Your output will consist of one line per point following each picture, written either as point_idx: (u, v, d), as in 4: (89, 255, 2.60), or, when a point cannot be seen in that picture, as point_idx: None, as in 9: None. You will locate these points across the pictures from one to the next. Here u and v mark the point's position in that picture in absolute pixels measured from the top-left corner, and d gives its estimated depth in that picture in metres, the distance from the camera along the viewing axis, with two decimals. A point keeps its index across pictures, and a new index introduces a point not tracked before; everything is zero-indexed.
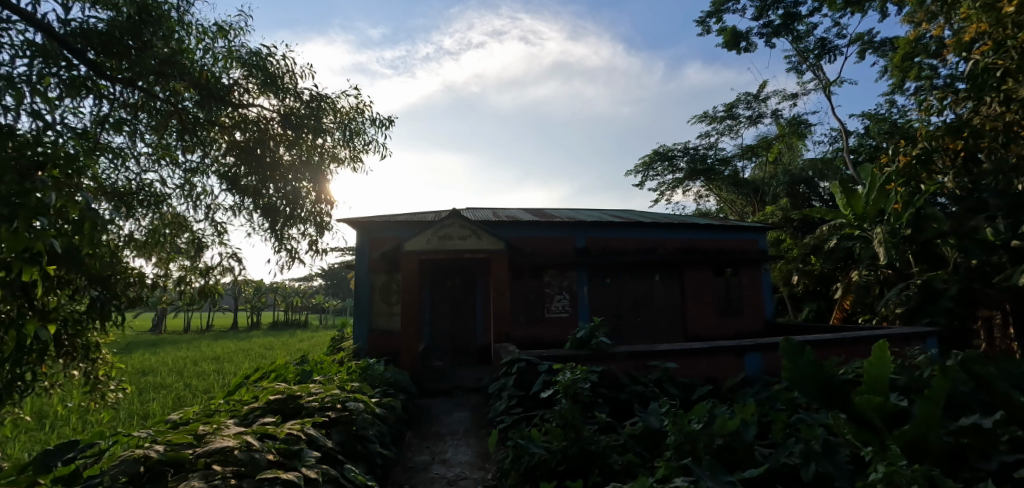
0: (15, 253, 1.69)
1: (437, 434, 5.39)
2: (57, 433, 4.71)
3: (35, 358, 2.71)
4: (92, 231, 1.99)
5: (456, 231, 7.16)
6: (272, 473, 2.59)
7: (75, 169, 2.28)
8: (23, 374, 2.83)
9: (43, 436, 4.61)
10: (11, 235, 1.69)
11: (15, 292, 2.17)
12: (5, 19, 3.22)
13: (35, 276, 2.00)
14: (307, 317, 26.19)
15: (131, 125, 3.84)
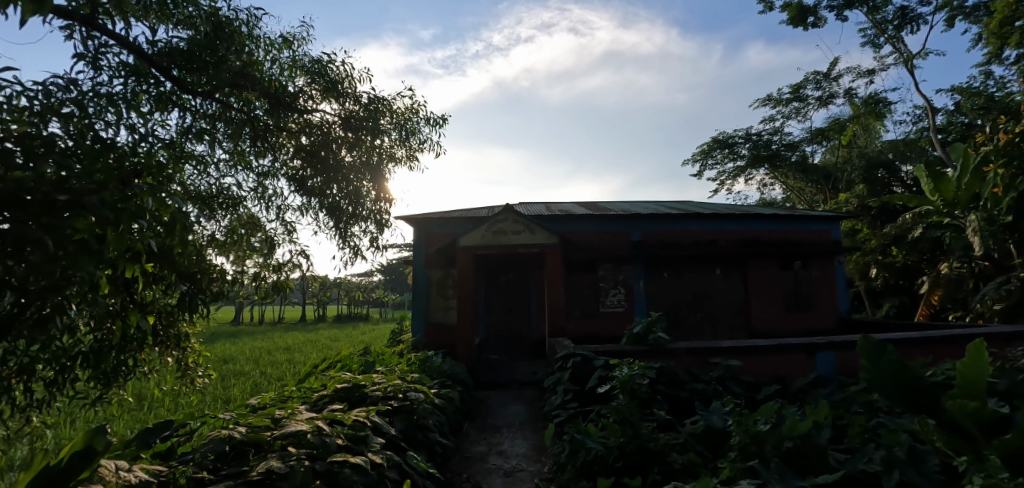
0: (121, 252, 1.94)
1: (493, 426, 5.47)
2: (154, 413, 5.21)
3: (137, 346, 3.02)
4: (183, 231, 2.20)
5: (509, 226, 7.22)
6: (343, 455, 2.75)
7: (166, 176, 2.51)
8: (126, 360, 3.16)
9: (143, 416, 5.12)
10: (117, 235, 1.94)
11: (120, 287, 2.42)
12: (104, 43, 3.57)
13: (135, 273, 2.22)
14: (368, 311, 27.32)
15: (210, 134, 4.15)
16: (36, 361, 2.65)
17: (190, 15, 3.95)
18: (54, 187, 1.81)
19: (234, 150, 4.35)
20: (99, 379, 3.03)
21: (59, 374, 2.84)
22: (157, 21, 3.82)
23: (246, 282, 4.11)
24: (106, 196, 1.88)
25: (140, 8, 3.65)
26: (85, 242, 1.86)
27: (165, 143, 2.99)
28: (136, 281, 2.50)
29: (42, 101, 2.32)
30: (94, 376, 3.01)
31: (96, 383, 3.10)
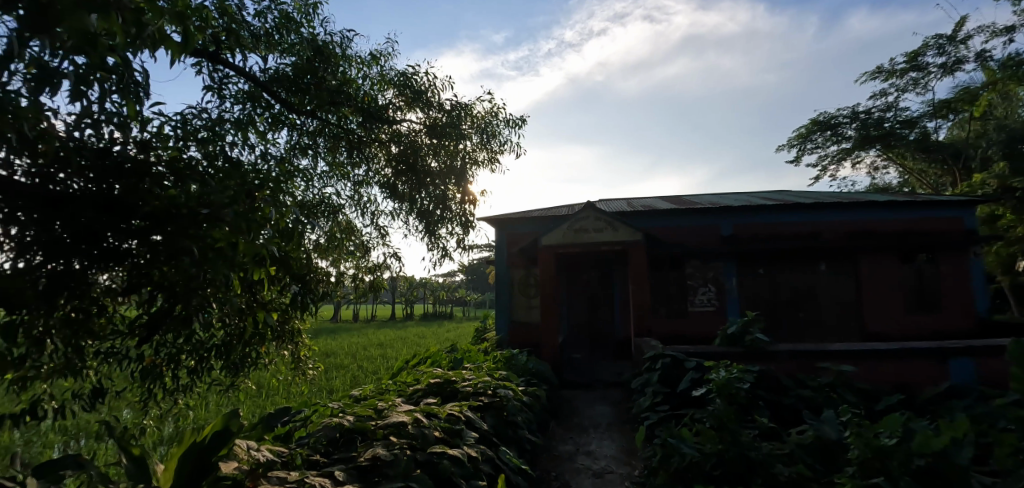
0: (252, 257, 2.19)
1: (580, 425, 5.44)
2: (271, 401, 5.81)
3: (258, 340, 3.39)
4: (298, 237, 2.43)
5: (591, 224, 7.13)
6: (441, 448, 2.92)
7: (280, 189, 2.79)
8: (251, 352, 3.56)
9: (262, 403, 5.73)
10: (250, 242, 2.21)
11: (247, 288, 2.74)
12: (225, 74, 4.04)
13: (262, 276, 2.50)
14: (452, 308, 28.34)
15: (313, 149, 4.55)
16: (180, 352, 3.04)
17: (293, 42, 4.33)
18: (191, 200, 2.15)
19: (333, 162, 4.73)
20: (228, 369, 3.42)
21: (198, 365, 3.23)
22: (268, 50, 4.24)
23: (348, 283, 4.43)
24: (237, 207, 2.15)
25: (253, 41, 4.07)
26: (222, 247, 2.12)
27: (276, 159, 3.32)
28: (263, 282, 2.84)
29: (183, 130, 2.68)
30: (224, 366, 3.38)
31: (226, 372, 3.49)
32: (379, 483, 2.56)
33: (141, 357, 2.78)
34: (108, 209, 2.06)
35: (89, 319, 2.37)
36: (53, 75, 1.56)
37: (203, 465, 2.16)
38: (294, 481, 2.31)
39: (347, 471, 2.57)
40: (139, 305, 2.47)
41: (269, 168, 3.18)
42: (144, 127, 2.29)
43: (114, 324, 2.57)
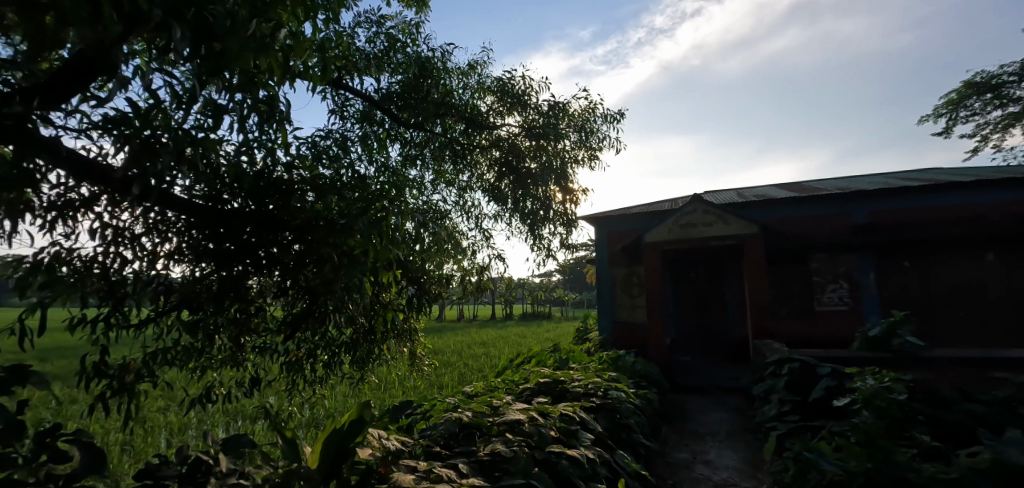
0: (382, 260, 2.38)
1: (696, 432, 5.13)
2: (390, 395, 6.28)
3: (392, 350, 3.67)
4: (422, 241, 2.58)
5: (699, 218, 6.74)
6: (560, 448, 2.97)
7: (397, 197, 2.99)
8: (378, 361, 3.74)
9: (383, 396, 6.20)
10: (381, 247, 2.40)
11: (382, 292, 3.02)
12: (344, 97, 4.42)
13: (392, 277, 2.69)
14: (551, 308, 28.48)
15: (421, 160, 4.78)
16: (316, 348, 3.24)
17: (400, 61, 4.58)
18: (335, 213, 2.44)
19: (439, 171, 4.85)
20: (356, 365, 3.47)
21: (330, 361, 3.35)
22: (379, 72, 4.57)
23: (459, 286, 4.24)
24: (370, 216, 2.39)
25: (366, 64, 4.41)
26: (359, 253, 2.38)
27: (390, 171, 3.56)
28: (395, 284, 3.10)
29: (313, 150, 2.92)
30: (352, 361, 3.45)
31: (353, 369, 3.55)
32: (501, 478, 2.65)
33: (287, 354, 3.18)
34: (266, 223, 2.41)
35: (248, 318, 2.80)
36: (218, 109, 1.80)
37: (342, 450, 2.35)
38: (423, 471, 2.48)
39: (470, 465, 2.69)
40: (285, 305, 2.83)
41: (382, 178, 3.41)
42: (288, 151, 2.59)
43: (265, 322, 2.96)
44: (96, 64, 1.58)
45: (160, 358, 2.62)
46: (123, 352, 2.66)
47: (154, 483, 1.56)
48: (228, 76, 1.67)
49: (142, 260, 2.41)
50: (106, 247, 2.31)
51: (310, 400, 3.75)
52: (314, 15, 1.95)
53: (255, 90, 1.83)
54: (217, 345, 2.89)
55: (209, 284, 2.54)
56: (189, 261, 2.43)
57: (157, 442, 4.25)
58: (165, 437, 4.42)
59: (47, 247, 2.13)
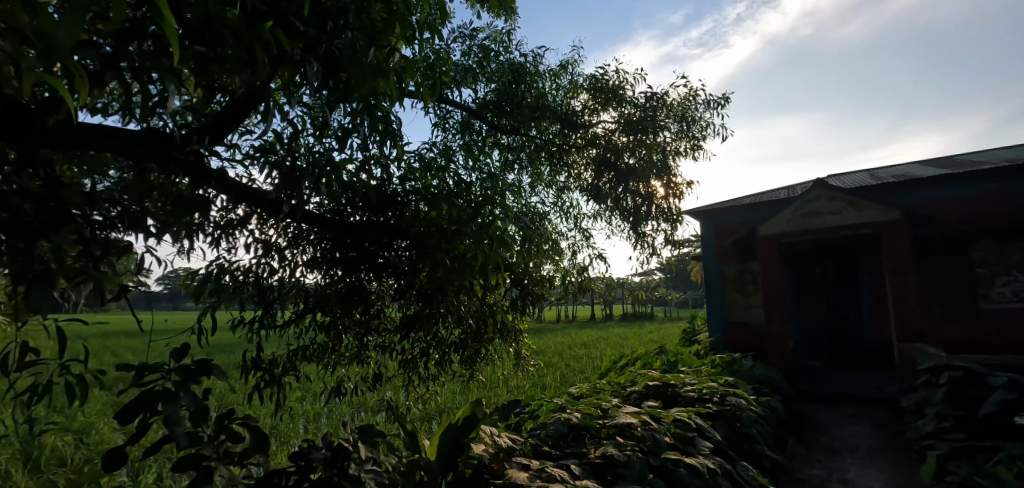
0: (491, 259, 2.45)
1: (830, 446, 4.60)
2: (496, 394, 6.45)
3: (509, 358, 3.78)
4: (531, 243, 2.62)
5: (824, 205, 6.08)
6: (677, 455, 2.89)
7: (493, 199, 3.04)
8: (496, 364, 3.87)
9: (490, 395, 6.41)
10: (491, 248, 2.47)
11: (495, 299, 3.19)
12: (445, 109, 4.64)
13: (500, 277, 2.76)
14: (653, 309, 27.44)
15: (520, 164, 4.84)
16: (429, 346, 3.27)
17: (494, 69, 4.70)
18: (446, 220, 2.59)
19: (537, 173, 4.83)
20: (465, 364, 3.38)
21: (441, 360, 3.31)
22: (475, 81, 4.74)
23: (558, 285, 3.98)
24: (481, 220, 2.52)
25: (463, 75, 4.59)
26: (468, 257, 2.49)
27: (488, 175, 3.65)
28: (505, 285, 3.20)
29: (422, 159, 3.09)
30: (461, 360, 3.37)
31: (462, 367, 3.47)
32: (615, 482, 2.62)
33: (404, 351, 3.28)
34: (385, 232, 2.62)
35: (370, 320, 3.07)
36: (344, 131, 2.00)
37: (457, 445, 2.46)
38: (536, 470, 2.52)
39: (582, 466, 2.69)
40: (401, 307, 3.04)
41: (480, 183, 3.50)
42: (401, 164, 2.81)
43: (384, 323, 3.18)
44: (250, 102, 1.88)
45: (300, 354, 2.97)
46: (271, 348, 3.06)
47: (306, 463, 1.78)
48: (350, 103, 1.86)
49: (285, 269, 2.75)
50: (258, 258, 2.68)
51: (418, 395, 3.78)
52: (419, 38, 2.10)
53: (375, 112, 2.03)
54: (345, 343, 3.22)
55: (336, 289, 2.84)
56: (322, 269, 2.79)
57: (297, 429, 4.80)
58: (303, 425, 4.98)
59: (215, 259, 2.54)
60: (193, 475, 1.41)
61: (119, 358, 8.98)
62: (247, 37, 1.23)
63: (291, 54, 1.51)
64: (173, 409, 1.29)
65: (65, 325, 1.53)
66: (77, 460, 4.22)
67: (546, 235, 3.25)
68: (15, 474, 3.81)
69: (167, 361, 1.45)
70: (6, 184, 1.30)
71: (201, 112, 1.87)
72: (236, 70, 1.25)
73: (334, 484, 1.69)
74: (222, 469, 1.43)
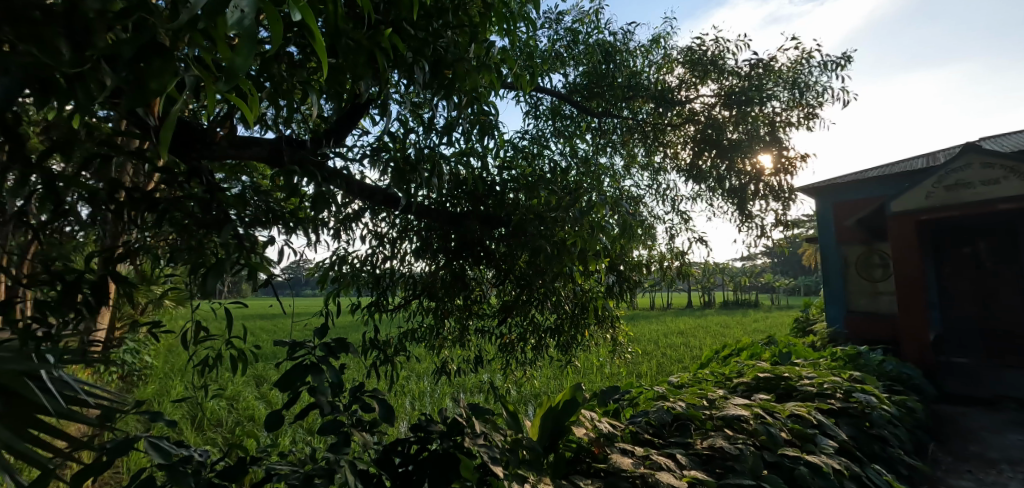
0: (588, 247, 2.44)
1: (984, 456, 3.97)
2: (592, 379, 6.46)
3: (605, 345, 3.70)
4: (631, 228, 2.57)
5: (976, 175, 5.20)
6: (796, 453, 2.73)
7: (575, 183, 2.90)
8: (588, 353, 3.78)
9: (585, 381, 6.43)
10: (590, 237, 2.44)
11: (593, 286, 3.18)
12: (536, 96, 4.68)
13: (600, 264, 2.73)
14: (758, 295, 25.70)
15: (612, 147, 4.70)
16: (526, 332, 3.30)
17: (582, 52, 4.65)
18: (545, 207, 2.59)
19: (629, 155, 4.67)
20: (562, 349, 3.37)
21: (537, 346, 3.33)
22: (564, 66, 4.71)
23: (654, 271, 3.80)
24: (581, 206, 2.50)
25: (553, 61, 4.59)
26: (568, 243, 2.52)
27: (579, 159, 3.61)
28: (601, 272, 3.17)
29: (517, 148, 3.12)
30: (558, 345, 3.35)
31: (559, 352, 3.46)
32: (726, 476, 2.54)
33: (502, 336, 3.36)
34: (486, 221, 2.75)
35: (471, 305, 3.20)
36: (448, 123, 2.11)
37: (558, 428, 2.50)
38: (639, 457, 2.49)
39: (689, 457, 2.62)
40: (500, 293, 3.15)
41: (573, 168, 3.47)
42: (497, 155, 2.86)
43: (484, 307, 3.28)
44: (364, 106, 2.07)
45: (409, 336, 3.22)
46: (384, 330, 3.34)
47: (425, 435, 1.95)
48: (456, 97, 1.95)
49: (395, 258, 2.97)
50: (372, 248, 2.92)
51: (515, 379, 3.87)
52: (513, 28, 2.13)
53: (475, 104, 2.11)
54: (447, 327, 3.38)
55: (440, 277, 2.98)
56: (428, 257, 2.94)
57: (405, 405, 5.21)
58: (410, 402, 5.39)
59: (336, 249, 2.81)
60: (334, 438, 1.61)
61: (257, 338, 10.36)
62: (367, 45, 1.34)
63: (403, 57, 1.62)
64: (318, 380, 1.49)
65: (227, 307, 1.79)
66: (231, 423, 4.95)
67: (642, 217, 3.04)
68: (186, 431, 4.57)
69: (310, 339, 1.66)
70: (182, 189, 1.56)
71: (325, 118, 2.08)
72: (361, 76, 1.38)
73: (451, 454, 1.85)
74: (357, 435, 1.63)
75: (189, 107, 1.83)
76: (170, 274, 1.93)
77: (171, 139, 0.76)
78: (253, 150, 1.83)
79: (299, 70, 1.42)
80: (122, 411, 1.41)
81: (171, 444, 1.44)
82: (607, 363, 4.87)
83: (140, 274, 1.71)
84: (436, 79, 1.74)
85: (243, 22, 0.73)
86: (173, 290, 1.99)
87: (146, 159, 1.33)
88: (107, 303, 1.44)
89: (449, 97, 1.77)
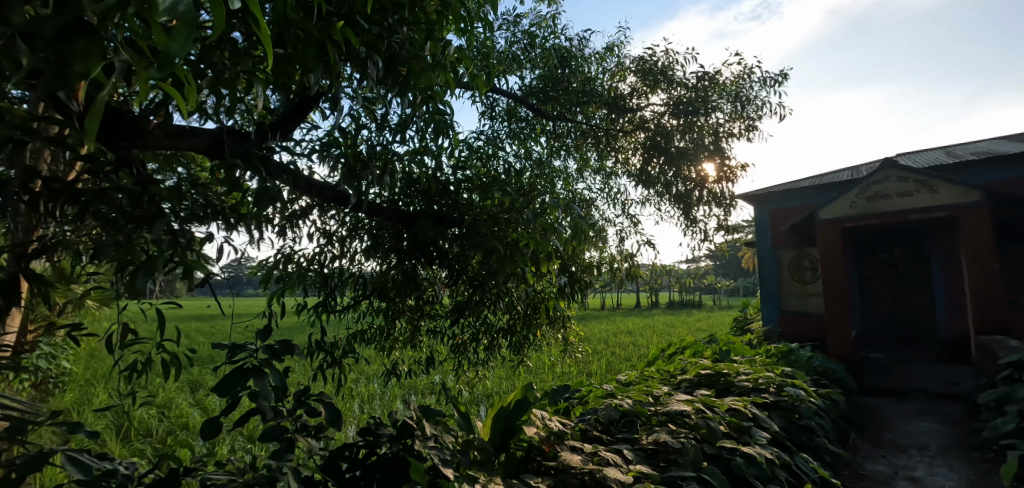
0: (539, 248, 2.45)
1: (897, 442, 4.34)
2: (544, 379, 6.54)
3: (556, 345, 3.74)
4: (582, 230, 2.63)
5: (894, 187, 5.65)
6: (732, 444, 2.88)
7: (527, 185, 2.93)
8: (540, 353, 3.83)
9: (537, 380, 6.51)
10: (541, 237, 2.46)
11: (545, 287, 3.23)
12: (492, 97, 4.68)
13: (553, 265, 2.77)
14: (701, 296, 26.89)
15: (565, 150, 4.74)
16: (478, 332, 3.29)
17: (538, 56, 4.67)
18: (498, 208, 2.62)
19: (582, 159, 4.76)
20: (514, 349, 3.39)
21: (490, 346, 3.33)
22: (520, 68, 4.74)
23: (605, 272, 3.88)
24: (533, 207, 2.51)
25: (509, 63, 4.61)
26: (520, 245, 2.54)
27: (533, 162, 3.64)
28: (553, 273, 3.21)
29: (472, 148, 3.10)
30: (511, 345, 3.37)
31: (511, 353, 3.48)
32: (669, 469, 2.65)
33: (454, 336, 3.34)
34: (440, 221, 2.70)
35: (423, 305, 3.17)
36: (402, 121, 2.07)
37: (510, 428, 2.51)
38: (589, 453, 2.54)
39: (635, 452, 2.70)
40: (452, 293, 3.14)
41: (527, 171, 3.50)
42: (451, 155, 2.84)
43: (436, 308, 3.26)
44: (314, 99, 2.00)
45: (359, 338, 3.14)
46: (332, 331, 3.23)
47: (374, 438, 1.90)
48: (410, 94, 1.92)
49: (344, 257, 2.89)
50: (320, 247, 2.83)
51: (468, 380, 3.86)
52: (470, 28, 2.12)
53: (430, 103, 2.08)
54: (398, 328, 3.32)
55: (391, 277, 2.94)
56: (379, 256, 2.89)
57: (354, 409, 5.07)
58: (359, 405, 5.25)
59: (282, 248, 2.70)
60: (276, 445, 1.54)
61: (193, 341, 9.76)
62: (319, 37, 1.31)
63: (356, 51, 1.59)
64: (259, 384, 1.42)
65: (158, 308, 1.67)
66: (161, 432, 4.63)
67: (595, 220, 3.12)
68: (111, 442, 4.24)
69: (252, 341, 1.58)
70: (109, 180, 1.45)
71: (270, 111, 2.00)
72: (310, 68, 1.34)
73: (401, 458, 1.82)
74: (302, 440, 1.57)
75: (120, 91, 1.70)
76: (94, 272, 1.78)
77: (97, 127, 0.71)
78: (191, 140, 1.72)
79: (244, 58, 1.35)
80: (36, 422, 1.29)
81: (92, 457, 1.33)
82: (558, 362, 4.95)
83: (58, 272, 1.57)
84: (390, 75, 1.72)
85: (177, 8, 0.69)
86: (97, 289, 1.85)
87: (67, 147, 1.22)
88: (18, 303, 1.31)
89: (403, 94, 1.75)
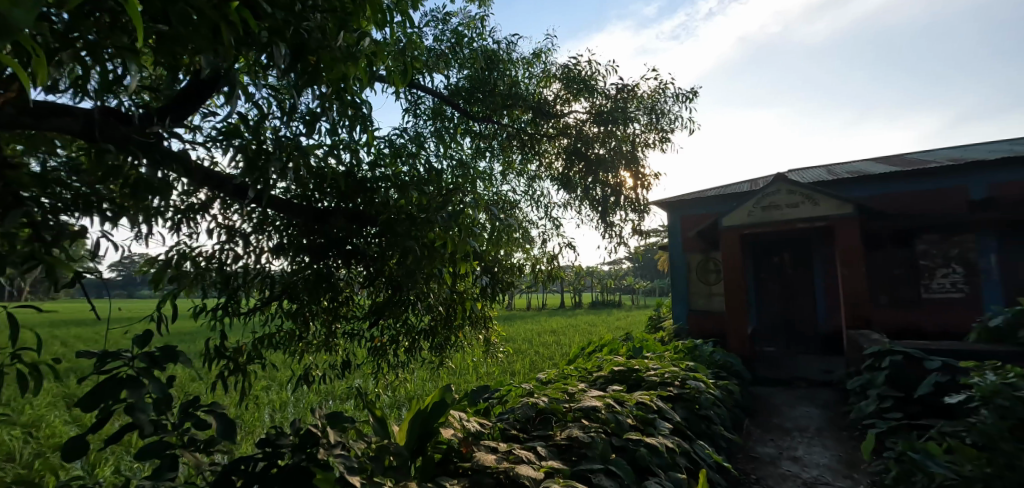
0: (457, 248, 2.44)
1: (782, 427, 4.82)
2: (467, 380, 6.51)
3: (478, 346, 3.73)
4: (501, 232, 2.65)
5: (783, 199, 6.26)
6: (638, 436, 3.04)
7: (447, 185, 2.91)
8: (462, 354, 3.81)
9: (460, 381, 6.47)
10: (460, 238, 2.45)
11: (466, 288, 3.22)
12: (417, 95, 4.58)
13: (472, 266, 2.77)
14: (620, 296, 28.21)
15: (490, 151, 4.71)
16: (397, 334, 3.22)
17: (466, 56, 4.58)
18: (416, 207, 2.56)
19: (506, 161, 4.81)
20: (434, 350, 3.35)
21: (409, 348, 3.27)
22: (447, 67, 4.69)
23: (527, 273, 3.95)
24: (452, 207, 2.48)
25: (435, 61, 4.54)
26: (437, 245, 2.49)
27: (457, 163, 3.62)
28: (474, 274, 3.21)
29: (393, 146, 3.03)
30: (431, 347, 3.33)
31: (432, 354, 3.43)
32: (580, 462, 2.75)
33: (372, 339, 3.24)
34: (355, 219, 2.65)
35: (338, 307, 3.05)
36: (313, 114, 1.97)
37: (425, 431, 2.46)
38: (504, 452, 2.57)
39: (549, 449, 2.77)
40: (370, 294, 3.04)
41: (451, 171, 3.47)
42: (369, 151, 2.74)
43: (352, 309, 3.16)
44: (212, 85, 1.84)
45: (266, 342, 2.93)
46: (235, 336, 2.99)
47: (275, 449, 1.79)
48: (321, 86, 1.82)
49: (250, 255, 2.69)
50: (221, 244, 2.61)
51: (387, 384, 3.75)
52: (390, 22, 2.06)
53: (344, 96, 2.00)
54: (312, 331, 3.16)
55: (303, 277, 2.78)
56: (290, 255, 2.70)
57: (262, 418, 4.74)
58: (267, 414, 4.91)
59: (177, 245, 2.47)
60: (157, 463, 1.39)
61: (69, 349, 8.59)
62: (212, 16, 1.20)
63: (258, 36, 1.48)
64: (135, 396, 1.27)
65: (12, 311, 1.45)
66: (24, 455, 4.04)
67: (516, 223, 3.17)
68: None
69: (128, 348, 1.42)
70: None
71: (161, 93, 1.81)
72: (202, 49, 1.23)
73: (305, 468, 1.73)
74: (188, 456, 1.43)
75: None
76: None
77: None
78: (60, 120, 1.52)
79: (123, 33, 1.22)
80: None
81: None
82: (481, 363, 4.96)
83: None
84: (298, 63, 1.62)
85: None
86: None
87: None
88: None
89: (312, 84, 1.67)
